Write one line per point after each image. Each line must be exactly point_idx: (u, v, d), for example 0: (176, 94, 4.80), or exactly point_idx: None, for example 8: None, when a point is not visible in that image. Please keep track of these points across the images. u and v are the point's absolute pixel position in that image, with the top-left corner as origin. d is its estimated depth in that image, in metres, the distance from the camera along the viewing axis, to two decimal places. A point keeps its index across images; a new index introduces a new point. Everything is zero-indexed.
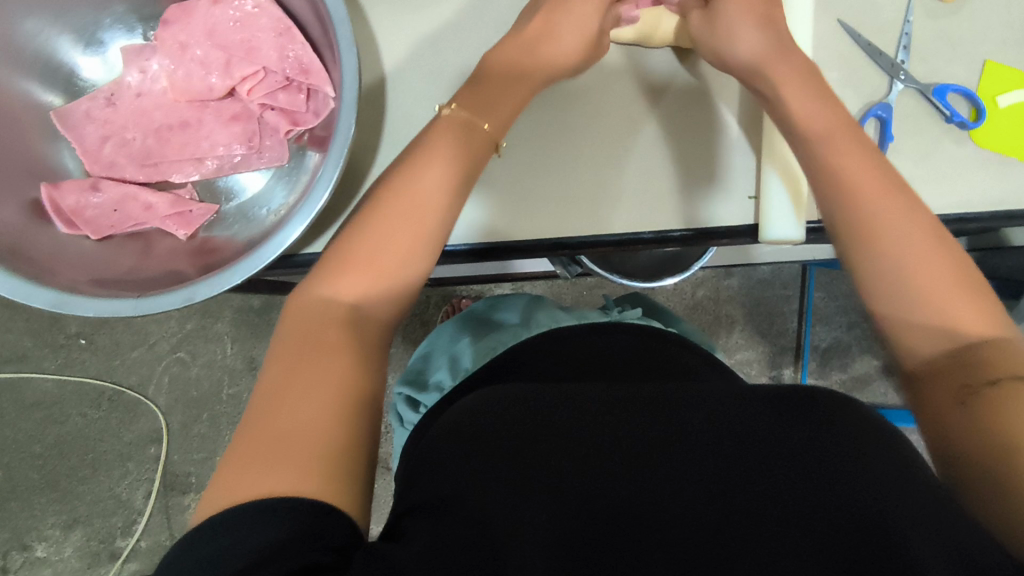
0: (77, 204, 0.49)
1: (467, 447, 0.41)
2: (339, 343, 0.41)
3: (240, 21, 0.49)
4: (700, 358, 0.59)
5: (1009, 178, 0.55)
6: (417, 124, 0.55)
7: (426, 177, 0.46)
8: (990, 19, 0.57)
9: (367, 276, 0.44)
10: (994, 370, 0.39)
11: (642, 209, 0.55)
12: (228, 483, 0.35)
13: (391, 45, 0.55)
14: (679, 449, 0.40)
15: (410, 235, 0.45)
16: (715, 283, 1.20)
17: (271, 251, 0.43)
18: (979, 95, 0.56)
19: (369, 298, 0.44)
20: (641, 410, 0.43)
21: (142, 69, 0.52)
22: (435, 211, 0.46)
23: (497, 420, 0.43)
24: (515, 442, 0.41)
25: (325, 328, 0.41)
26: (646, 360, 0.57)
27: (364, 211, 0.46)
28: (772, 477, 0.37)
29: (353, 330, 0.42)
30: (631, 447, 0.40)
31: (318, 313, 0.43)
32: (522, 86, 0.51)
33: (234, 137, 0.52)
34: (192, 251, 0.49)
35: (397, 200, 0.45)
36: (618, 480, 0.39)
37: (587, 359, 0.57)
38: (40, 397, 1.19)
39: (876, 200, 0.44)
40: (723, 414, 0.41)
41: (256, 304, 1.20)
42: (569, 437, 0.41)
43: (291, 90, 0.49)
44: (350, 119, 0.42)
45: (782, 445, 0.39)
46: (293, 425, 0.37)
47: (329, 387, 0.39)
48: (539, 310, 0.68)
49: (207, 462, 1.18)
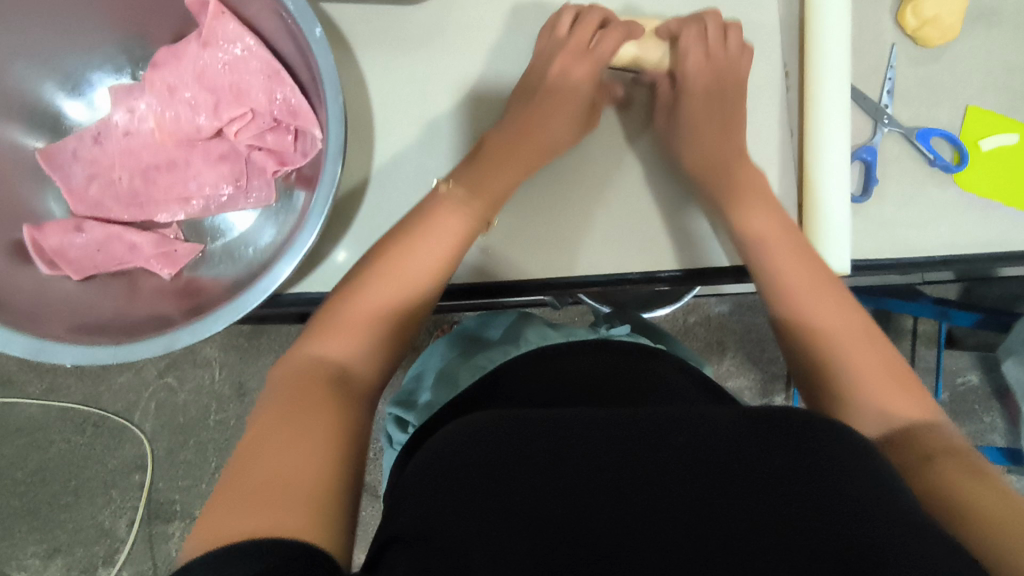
0: (60, 244, 0.48)
1: (446, 475, 0.40)
2: (324, 401, 0.42)
3: (229, 64, 0.49)
4: (691, 380, 0.59)
5: (991, 221, 0.56)
6: (405, 164, 0.55)
7: (420, 247, 0.49)
8: (971, 65, 0.58)
9: (353, 343, 0.46)
10: (926, 447, 0.43)
11: (630, 249, 0.55)
12: (214, 522, 0.34)
13: (381, 85, 0.55)
14: (660, 475, 0.40)
15: (401, 297, 0.48)
16: (705, 311, 1.21)
17: (256, 295, 0.42)
18: (961, 139, 0.57)
19: (354, 364, 0.46)
20: (623, 434, 0.42)
21: (129, 109, 0.52)
22: (420, 279, 0.49)
23: (479, 446, 0.42)
24: (496, 470, 0.40)
25: (312, 386, 0.43)
26: (636, 381, 0.57)
27: (360, 278, 0.49)
28: (754, 501, 0.38)
29: (339, 389, 0.44)
30: (613, 471, 0.40)
31: (304, 372, 0.44)
32: (518, 155, 0.55)
33: (222, 176, 0.52)
34: (177, 291, 0.49)
35: (386, 270, 0.49)
36: (599, 506, 0.39)
37: (567, 381, 0.57)
38: (23, 423, 1.17)
39: (812, 287, 0.50)
40: (703, 437, 0.41)
41: (245, 329, 1.19)
42: (551, 464, 0.41)
43: (279, 131, 0.50)
44: (336, 165, 0.43)
45: (762, 470, 0.39)
46: (280, 466, 0.37)
47: (315, 436, 0.39)
48: (528, 327, 0.67)
49: (193, 489, 1.16)
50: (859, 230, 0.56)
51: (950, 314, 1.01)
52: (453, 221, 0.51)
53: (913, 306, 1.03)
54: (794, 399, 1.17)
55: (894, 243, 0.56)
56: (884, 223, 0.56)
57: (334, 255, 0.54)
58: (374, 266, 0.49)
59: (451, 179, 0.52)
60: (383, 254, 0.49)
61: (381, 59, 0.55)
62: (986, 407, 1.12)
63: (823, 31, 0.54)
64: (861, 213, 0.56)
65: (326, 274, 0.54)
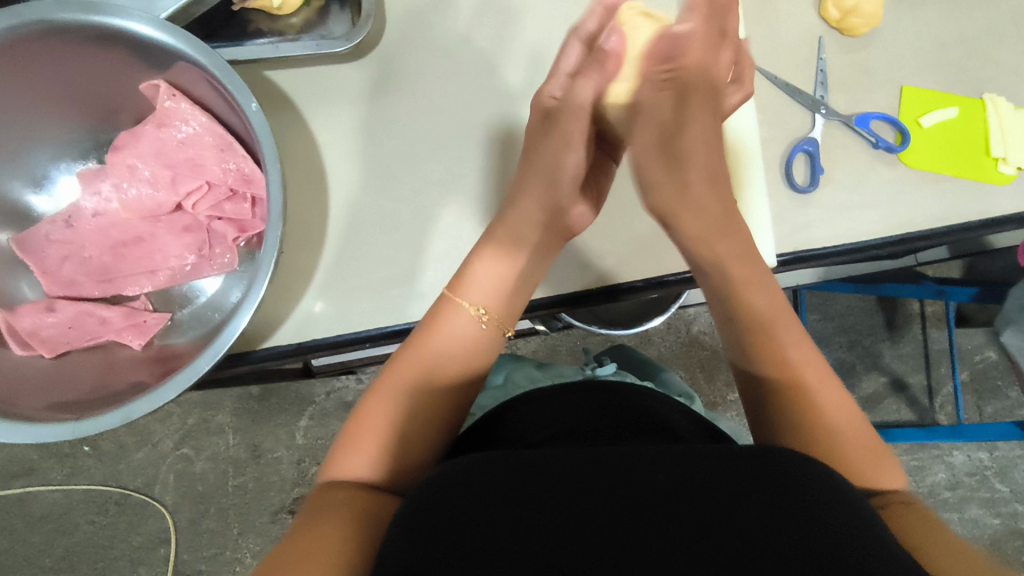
0: (33, 325, 0.50)
1: (431, 516, 0.38)
2: (350, 499, 0.43)
3: (184, 142, 0.52)
4: (686, 417, 0.57)
5: (946, 194, 0.57)
6: (362, 213, 0.57)
7: (438, 346, 0.51)
8: (901, 49, 0.59)
9: (369, 466, 0.47)
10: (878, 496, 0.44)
11: (588, 269, 0.56)
12: None
13: (330, 140, 0.58)
14: (643, 511, 0.38)
15: (412, 431, 0.49)
16: (709, 318, 1.19)
17: (207, 358, 0.44)
18: (903, 118, 0.58)
19: (378, 473, 0.47)
20: (611, 473, 0.40)
21: (96, 192, 0.55)
22: (445, 349, 0.51)
23: (463, 488, 0.40)
24: (480, 511, 0.38)
25: (334, 494, 0.44)
26: (624, 417, 0.55)
27: (393, 370, 0.51)
28: (734, 529, 0.36)
29: (358, 494, 0.44)
30: (601, 504, 0.38)
31: (333, 490, 0.45)
32: None
33: (186, 247, 0.54)
34: (150, 360, 0.51)
35: (387, 433, 0.48)
36: (578, 541, 0.37)
37: (560, 416, 0.55)
38: (48, 509, 1.18)
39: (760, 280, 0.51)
40: (684, 475, 0.40)
41: (255, 391, 1.21)
42: (535, 502, 0.39)
43: (236, 200, 0.52)
44: (277, 228, 0.44)
45: (743, 507, 0.37)
46: (313, 547, 0.38)
47: (339, 523, 0.40)
48: (517, 369, 0.69)
49: (218, 557, 1.17)
50: (816, 218, 0.56)
51: (947, 292, 1.00)
52: (459, 337, 0.51)
53: (910, 289, 1.04)
54: None
55: (856, 227, 0.56)
56: (840, 208, 0.56)
57: (309, 305, 0.56)
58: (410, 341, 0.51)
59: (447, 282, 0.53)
60: (398, 401, 0.49)
61: (330, 117, 0.58)
62: (1009, 380, 1.17)
63: None
64: (813, 202, 0.57)
65: (300, 323, 0.55)
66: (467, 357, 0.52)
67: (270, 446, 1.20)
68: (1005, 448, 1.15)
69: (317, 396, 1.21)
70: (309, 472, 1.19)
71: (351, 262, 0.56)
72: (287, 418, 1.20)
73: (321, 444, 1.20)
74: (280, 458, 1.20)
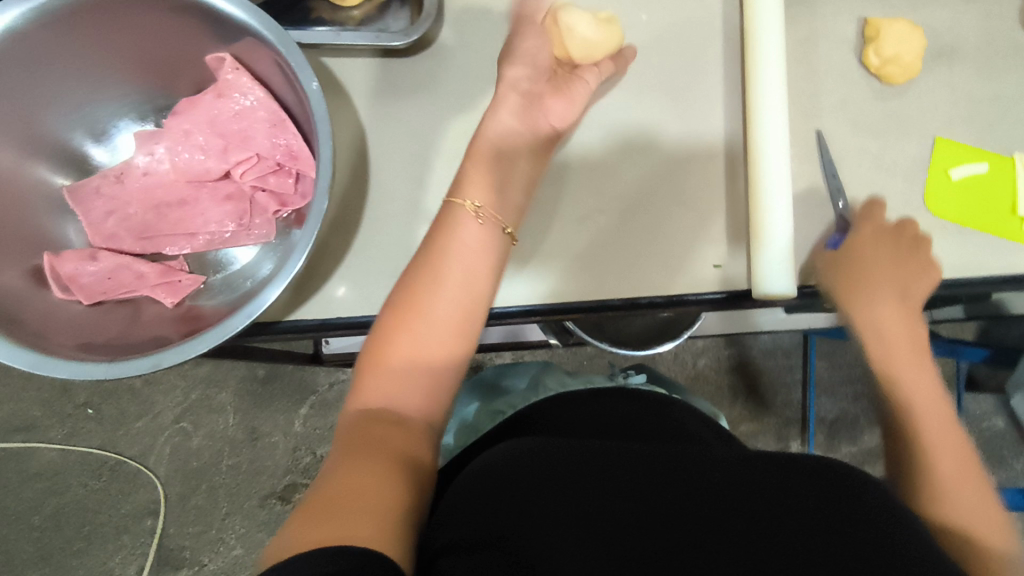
0: (74, 270, 0.52)
1: (494, 493, 0.42)
2: (384, 435, 0.43)
3: (238, 113, 0.54)
4: (707, 423, 0.58)
5: (967, 248, 0.58)
6: (398, 201, 0.59)
7: (449, 259, 0.49)
8: (935, 103, 0.61)
9: (395, 389, 0.46)
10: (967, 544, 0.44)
11: (610, 279, 0.58)
12: (299, 531, 0.35)
13: (376, 128, 0.60)
14: (686, 496, 0.41)
15: (434, 350, 0.47)
16: (717, 353, 1.20)
17: (239, 321, 0.45)
18: (932, 168, 0.59)
19: (404, 403, 0.46)
20: (655, 465, 0.44)
21: (149, 152, 0.57)
22: (458, 259, 0.49)
23: (521, 470, 0.44)
24: (540, 492, 0.42)
25: (367, 429, 0.43)
26: (653, 416, 0.57)
27: (406, 283, 0.49)
28: (776, 512, 0.39)
29: (389, 429, 0.44)
30: (646, 492, 0.42)
31: (363, 423, 0.44)
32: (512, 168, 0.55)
33: (227, 215, 0.56)
34: (178, 318, 0.52)
35: (408, 354, 0.47)
36: (628, 521, 0.40)
37: (597, 415, 0.57)
38: (43, 467, 1.19)
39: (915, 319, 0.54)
40: (723, 468, 0.43)
41: (261, 373, 1.22)
42: (589, 485, 0.42)
43: (281, 174, 0.55)
44: (321, 202, 0.46)
45: (781, 494, 0.40)
46: (357, 483, 0.39)
47: (382, 463, 0.41)
48: (548, 375, 0.69)
49: (202, 535, 1.17)
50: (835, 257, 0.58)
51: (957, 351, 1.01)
52: (469, 244, 0.50)
53: None
54: (810, 444, 1.15)
55: None
56: None
57: (337, 286, 0.57)
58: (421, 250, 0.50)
59: (468, 197, 0.51)
60: (416, 322, 0.47)
61: (378, 107, 0.60)
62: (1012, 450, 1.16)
63: (764, 60, 0.58)
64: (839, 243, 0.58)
65: (326, 301, 0.57)
66: (482, 263, 0.50)
67: (269, 431, 1.21)
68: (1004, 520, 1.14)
69: (320, 385, 1.22)
70: (303, 460, 1.20)
71: (381, 248, 0.58)
72: (289, 405, 1.21)
73: (319, 434, 1.20)
74: (276, 443, 1.20)
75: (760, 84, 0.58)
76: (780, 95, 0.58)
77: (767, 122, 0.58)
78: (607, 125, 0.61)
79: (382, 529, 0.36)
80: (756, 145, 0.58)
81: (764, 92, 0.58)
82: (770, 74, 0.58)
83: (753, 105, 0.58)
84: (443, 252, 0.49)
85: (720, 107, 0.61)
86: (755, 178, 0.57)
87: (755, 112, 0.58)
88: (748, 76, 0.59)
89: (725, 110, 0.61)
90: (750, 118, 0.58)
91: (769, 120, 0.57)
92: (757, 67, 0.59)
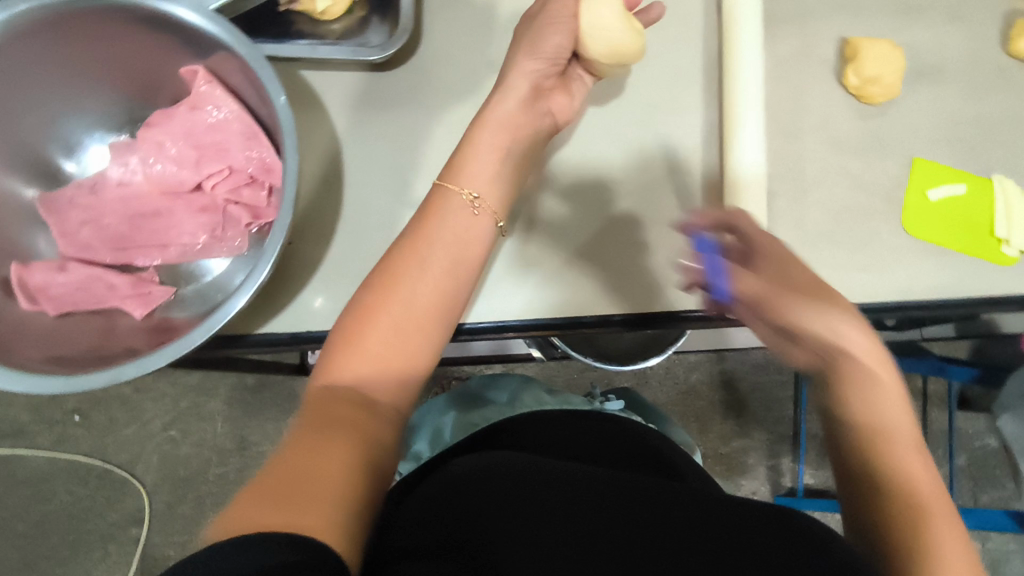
0: (43, 282, 0.52)
1: (450, 504, 0.42)
2: (350, 416, 0.42)
3: (213, 126, 0.54)
4: (681, 457, 0.58)
5: (947, 268, 0.57)
6: (374, 214, 0.59)
7: (436, 242, 0.48)
8: (916, 123, 0.61)
9: (367, 370, 0.45)
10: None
11: (585, 295, 0.57)
12: (245, 512, 0.34)
13: (354, 141, 0.60)
14: (646, 522, 0.41)
15: (412, 336, 0.46)
16: (710, 369, 1.19)
17: (200, 333, 0.45)
18: (912, 188, 0.59)
19: (375, 386, 0.45)
20: (620, 492, 0.44)
21: (124, 163, 0.57)
22: (444, 243, 0.48)
23: (485, 485, 0.44)
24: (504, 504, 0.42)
25: (333, 407, 0.42)
26: (625, 446, 0.57)
27: (391, 261, 0.48)
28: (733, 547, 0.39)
29: (356, 409, 0.43)
30: (608, 512, 0.42)
31: (329, 400, 0.43)
32: None
33: (200, 226, 0.56)
34: (149, 329, 0.52)
35: (385, 334, 0.46)
36: (584, 535, 0.40)
37: (573, 440, 0.57)
38: (30, 474, 1.18)
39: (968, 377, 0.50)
40: (688, 502, 0.43)
41: (250, 382, 1.22)
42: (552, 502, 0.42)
43: (254, 186, 0.54)
44: (287, 215, 0.46)
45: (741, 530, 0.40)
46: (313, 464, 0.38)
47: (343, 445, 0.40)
48: (527, 391, 0.68)
49: (187, 545, 1.16)
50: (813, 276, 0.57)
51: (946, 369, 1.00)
52: (457, 232, 0.49)
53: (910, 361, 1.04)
54: (801, 462, 1.14)
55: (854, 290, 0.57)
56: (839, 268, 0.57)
57: (312, 298, 0.57)
58: (410, 230, 0.49)
59: (462, 184, 0.50)
60: (397, 302, 0.46)
61: (356, 120, 0.60)
62: (1006, 470, 1.14)
63: (742, 80, 0.59)
64: (817, 262, 0.57)
65: (299, 314, 0.57)
66: (468, 254, 0.49)
67: (257, 440, 1.20)
68: (999, 540, 1.13)
69: None
70: None
71: (357, 261, 0.58)
72: (278, 414, 1.21)
73: None
74: (264, 453, 1.20)
75: (738, 103, 0.58)
76: (757, 114, 0.58)
77: (745, 141, 0.58)
78: (586, 141, 0.61)
79: (330, 521, 0.35)
80: (733, 163, 0.58)
81: (741, 110, 0.58)
82: (747, 93, 0.59)
83: (730, 124, 0.58)
84: (429, 233, 0.48)
85: (698, 123, 0.61)
86: (731, 195, 0.57)
87: (732, 132, 0.58)
88: (725, 95, 0.59)
89: (704, 127, 0.61)
90: (727, 137, 0.58)
91: (745, 139, 0.58)
92: (735, 86, 0.59)
